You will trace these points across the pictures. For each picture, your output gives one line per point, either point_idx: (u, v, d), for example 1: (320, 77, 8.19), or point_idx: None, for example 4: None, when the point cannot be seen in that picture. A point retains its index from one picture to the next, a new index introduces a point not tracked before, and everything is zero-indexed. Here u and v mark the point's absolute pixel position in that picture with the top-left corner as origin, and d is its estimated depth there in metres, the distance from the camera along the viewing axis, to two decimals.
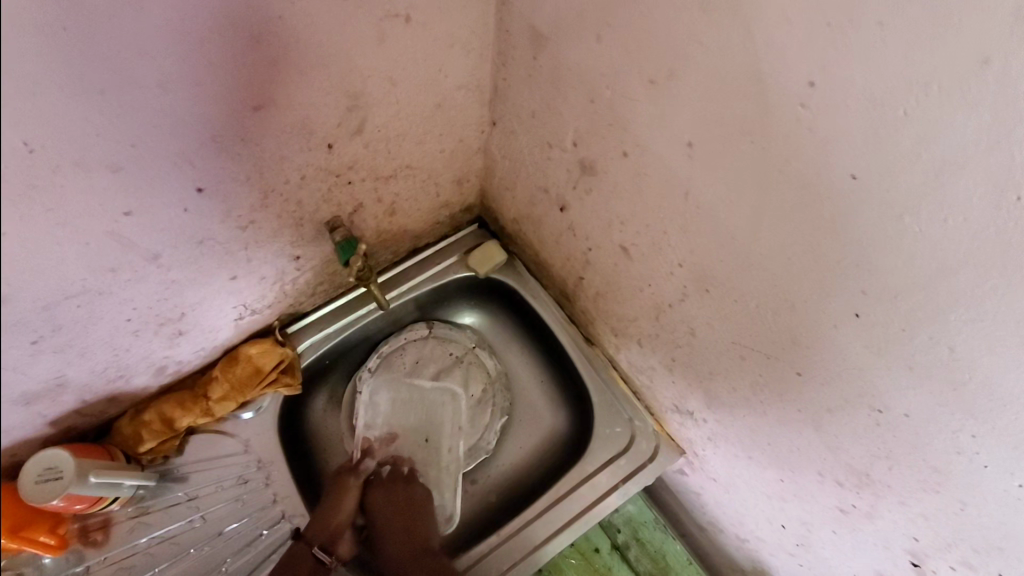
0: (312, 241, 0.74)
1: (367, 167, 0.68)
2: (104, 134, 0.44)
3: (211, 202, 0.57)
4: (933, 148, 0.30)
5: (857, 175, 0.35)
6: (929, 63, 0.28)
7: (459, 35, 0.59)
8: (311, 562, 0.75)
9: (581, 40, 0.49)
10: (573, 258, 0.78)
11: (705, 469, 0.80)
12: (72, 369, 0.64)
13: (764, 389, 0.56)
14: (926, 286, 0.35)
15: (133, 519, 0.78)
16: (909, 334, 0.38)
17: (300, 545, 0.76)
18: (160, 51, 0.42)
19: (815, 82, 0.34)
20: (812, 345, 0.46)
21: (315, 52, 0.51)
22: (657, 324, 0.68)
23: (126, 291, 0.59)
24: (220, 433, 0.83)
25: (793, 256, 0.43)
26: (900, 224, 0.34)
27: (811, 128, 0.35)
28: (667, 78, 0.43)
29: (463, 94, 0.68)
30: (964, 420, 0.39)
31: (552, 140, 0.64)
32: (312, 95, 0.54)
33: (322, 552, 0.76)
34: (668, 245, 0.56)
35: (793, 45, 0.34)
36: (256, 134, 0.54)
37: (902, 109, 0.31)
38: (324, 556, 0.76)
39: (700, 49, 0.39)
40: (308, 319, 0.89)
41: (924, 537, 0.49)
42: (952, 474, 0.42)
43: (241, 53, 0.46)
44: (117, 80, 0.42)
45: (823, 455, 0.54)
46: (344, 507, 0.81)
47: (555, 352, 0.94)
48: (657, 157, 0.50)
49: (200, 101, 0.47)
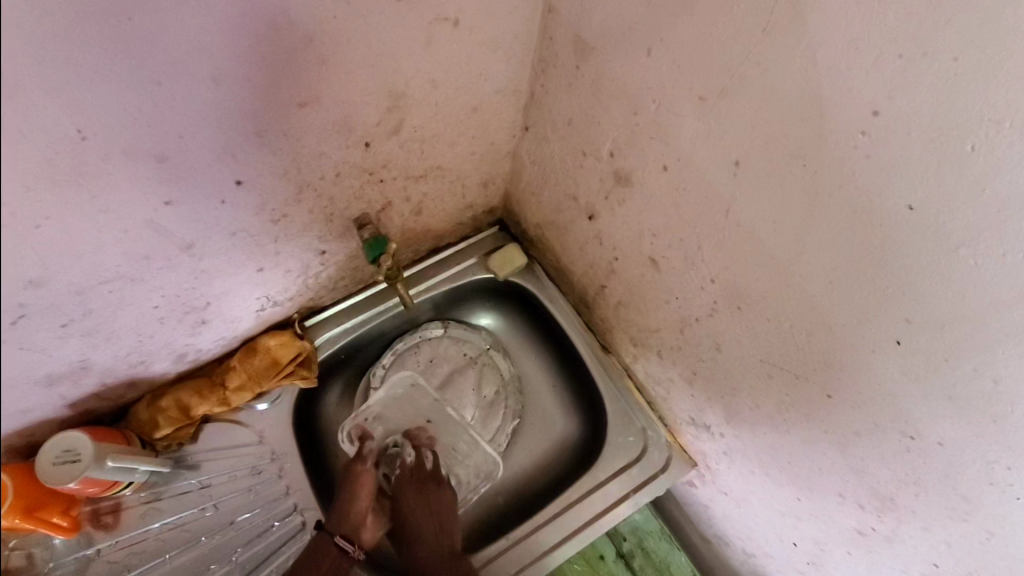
0: (339, 237, 0.74)
1: (400, 166, 0.68)
2: (155, 124, 0.44)
3: (247, 195, 0.57)
4: (999, 186, 0.30)
5: (913, 206, 0.35)
6: (1004, 99, 0.28)
7: (502, 41, 0.60)
8: (335, 552, 0.70)
9: (631, 52, 0.50)
10: (596, 266, 0.79)
11: (717, 482, 0.81)
12: (96, 353, 0.64)
13: (790, 408, 0.56)
14: (973, 319, 0.35)
15: (145, 504, 0.78)
16: (951, 364, 0.38)
17: (322, 535, 0.71)
18: (217, 45, 0.42)
19: (878, 111, 0.34)
20: (847, 368, 0.47)
21: (364, 51, 0.51)
22: (680, 337, 0.68)
23: (158, 278, 0.59)
24: (234, 422, 0.83)
25: (835, 280, 0.43)
26: (953, 256, 0.34)
27: (869, 156, 0.36)
28: (719, 97, 0.43)
29: (500, 98, 0.68)
30: (1001, 452, 0.39)
31: (587, 149, 0.64)
32: (356, 93, 0.54)
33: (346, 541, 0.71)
34: (701, 260, 0.56)
35: (859, 74, 0.34)
36: (298, 130, 0.54)
37: (969, 144, 0.31)
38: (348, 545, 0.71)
39: (759, 71, 0.39)
40: (328, 312, 0.89)
41: (945, 563, 0.50)
42: (982, 504, 0.43)
43: (293, 49, 0.46)
44: (172, 70, 0.42)
45: (845, 476, 0.55)
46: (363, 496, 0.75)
47: (570, 357, 0.94)
48: (700, 174, 0.50)
49: (250, 95, 0.47)
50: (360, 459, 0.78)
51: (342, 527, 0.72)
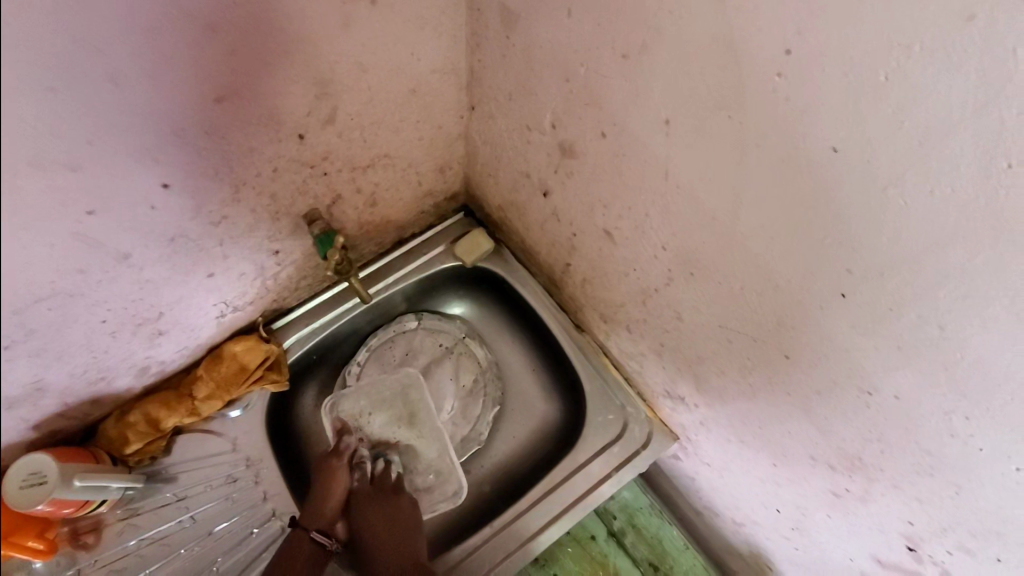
0: (291, 235, 0.73)
1: (343, 157, 0.66)
2: (57, 131, 0.42)
3: (178, 197, 0.55)
4: (917, 116, 0.29)
5: (838, 147, 0.33)
6: (910, 22, 0.27)
7: (429, 16, 0.57)
8: (310, 549, 0.73)
9: (553, 16, 0.47)
10: (558, 244, 0.77)
11: (699, 454, 0.79)
12: (49, 374, 0.62)
13: (754, 373, 0.54)
14: (913, 263, 0.34)
15: (123, 520, 0.78)
16: (896, 313, 0.37)
17: (297, 531, 0.74)
18: (111, 42, 0.40)
19: (791, 50, 0.32)
20: (799, 326, 0.45)
21: (278, 37, 0.49)
22: (644, 309, 0.66)
23: (98, 292, 0.57)
24: (207, 432, 0.82)
25: (776, 235, 0.41)
26: (883, 197, 0.32)
27: (789, 99, 0.34)
28: (640, 53, 0.41)
29: (438, 78, 0.66)
30: (957, 401, 0.37)
31: (531, 123, 0.62)
32: (277, 82, 0.52)
33: (322, 535, 0.74)
34: (651, 228, 0.54)
35: (767, 12, 0.32)
36: (221, 126, 0.52)
37: (883, 75, 0.29)
38: (323, 539, 0.74)
39: (672, 20, 0.37)
40: (294, 313, 0.88)
41: (918, 520, 0.48)
42: (946, 457, 0.41)
43: (198, 41, 0.44)
44: (67, 73, 0.40)
45: (815, 440, 0.53)
46: (334, 492, 0.78)
47: (545, 338, 0.92)
48: (635, 138, 0.48)
49: (160, 92, 0.45)
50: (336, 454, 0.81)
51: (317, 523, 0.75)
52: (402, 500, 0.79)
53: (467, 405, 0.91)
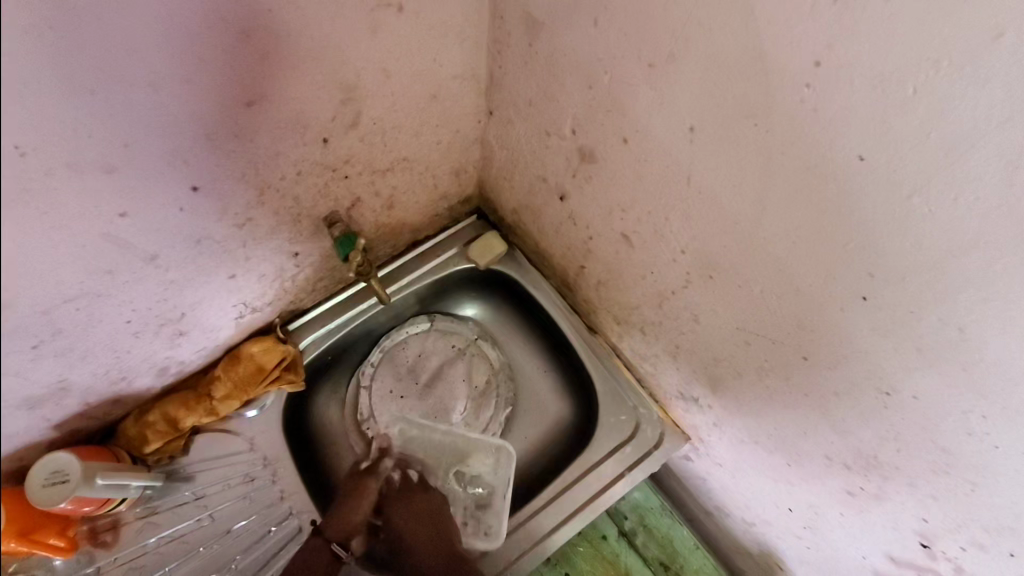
0: (310, 237, 0.74)
1: (363, 160, 0.67)
2: (96, 135, 0.43)
3: (206, 200, 0.56)
4: (943, 127, 0.30)
5: (864, 156, 0.34)
6: (938, 38, 0.28)
7: (452, 23, 0.59)
8: (327, 560, 0.72)
9: (579, 24, 0.49)
10: (573, 247, 0.78)
11: (711, 455, 0.80)
12: (74, 373, 0.63)
13: (771, 373, 0.56)
14: (935, 268, 0.35)
15: (141, 519, 0.78)
16: (917, 316, 0.38)
17: (318, 541, 0.73)
18: (150, 48, 0.41)
19: (820, 61, 0.33)
20: (818, 328, 0.46)
21: (307, 44, 0.50)
22: (660, 311, 0.67)
23: (126, 292, 0.58)
24: (225, 431, 0.83)
25: (798, 240, 0.42)
26: (908, 204, 0.34)
27: (816, 109, 0.35)
28: (667, 62, 0.42)
29: (458, 83, 0.67)
30: (974, 401, 0.38)
31: (551, 128, 0.63)
32: (305, 87, 0.54)
33: (340, 548, 0.73)
34: (671, 232, 0.55)
35: (796, 25, 0.33)
36: (250, 130, 0.53)
37: (910, 87, 0.30)
38: (341, 552, 0.73)
39: (700, 30, 0.38)
40: (310, 314, 0.89)
41: (934, 518, 0.49)
42: (963, 456, 0.42)
43: (232, 48, 0.45)
44: (108, 79, 0.41)
45: (831, 439, 0.54)
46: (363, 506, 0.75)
47: (558, 341, 0.93)
48: (658, 144, 0.49)
49: (194, 97, 0.46)
50: (371, 472, 0.78)
51: (338, 535, 0.74)
52: (431, 497, 0.76)
53: (481, 406, 0.92)
